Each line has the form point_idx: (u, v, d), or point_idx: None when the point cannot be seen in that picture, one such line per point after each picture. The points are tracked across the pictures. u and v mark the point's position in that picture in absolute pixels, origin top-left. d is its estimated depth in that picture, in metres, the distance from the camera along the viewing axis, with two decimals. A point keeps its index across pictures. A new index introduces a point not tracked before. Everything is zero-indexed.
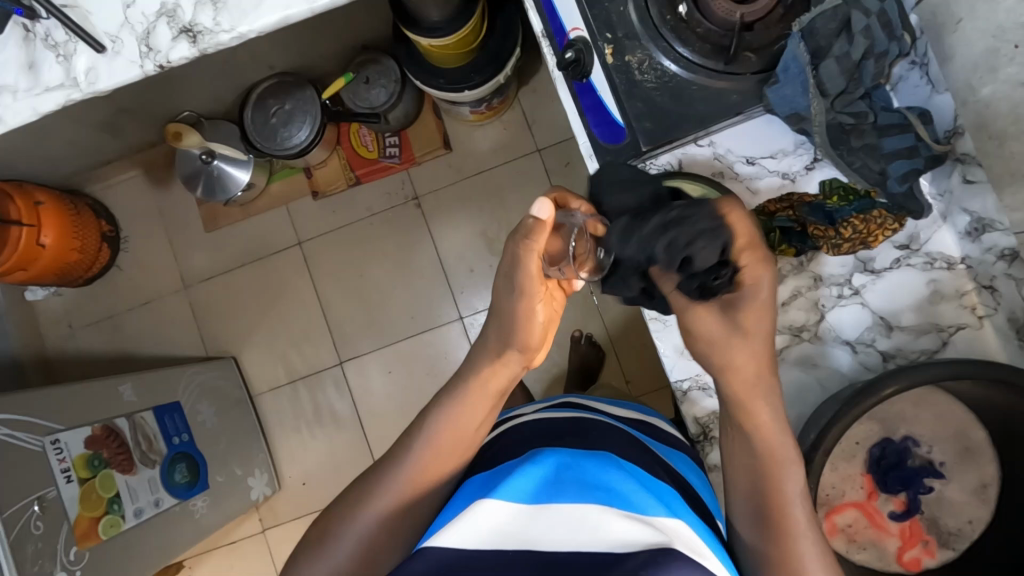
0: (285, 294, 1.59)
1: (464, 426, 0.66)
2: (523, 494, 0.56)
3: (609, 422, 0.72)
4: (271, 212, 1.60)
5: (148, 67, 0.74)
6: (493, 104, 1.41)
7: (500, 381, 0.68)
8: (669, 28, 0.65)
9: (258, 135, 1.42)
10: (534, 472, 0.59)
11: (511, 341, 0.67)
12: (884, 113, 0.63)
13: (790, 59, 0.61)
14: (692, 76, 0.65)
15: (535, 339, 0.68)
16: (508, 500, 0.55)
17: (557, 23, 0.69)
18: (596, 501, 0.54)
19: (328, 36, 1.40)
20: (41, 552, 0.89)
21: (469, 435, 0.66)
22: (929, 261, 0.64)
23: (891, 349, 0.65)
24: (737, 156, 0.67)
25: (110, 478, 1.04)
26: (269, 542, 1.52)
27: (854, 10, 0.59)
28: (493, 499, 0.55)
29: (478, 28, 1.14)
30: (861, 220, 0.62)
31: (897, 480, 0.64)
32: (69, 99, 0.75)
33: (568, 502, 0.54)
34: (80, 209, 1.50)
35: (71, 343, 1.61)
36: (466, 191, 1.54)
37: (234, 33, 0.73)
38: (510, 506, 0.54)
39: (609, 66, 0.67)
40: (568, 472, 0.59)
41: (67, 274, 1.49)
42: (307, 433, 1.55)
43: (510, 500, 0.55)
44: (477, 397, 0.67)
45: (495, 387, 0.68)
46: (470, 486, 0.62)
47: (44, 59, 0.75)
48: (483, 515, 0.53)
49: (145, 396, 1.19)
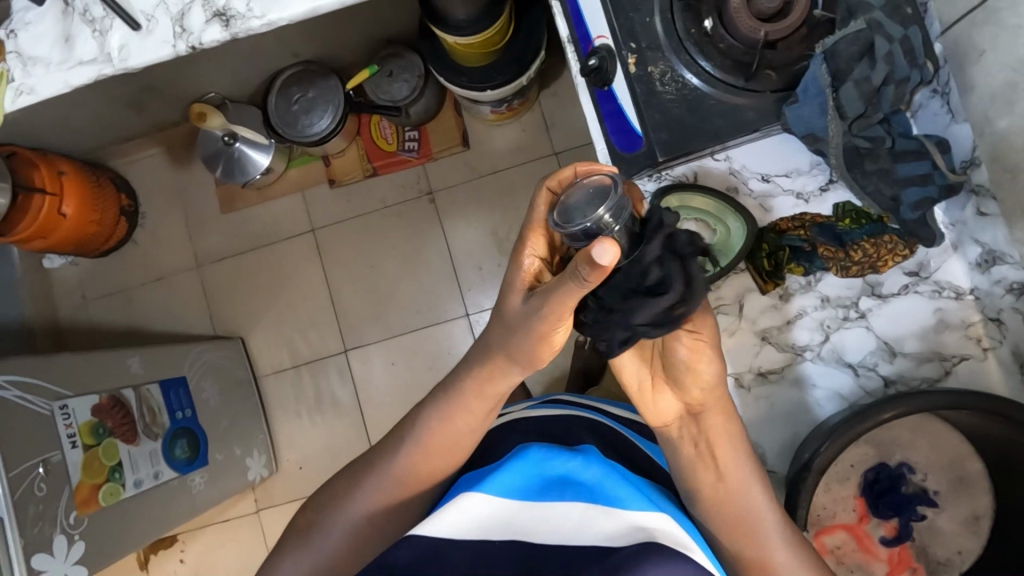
0: (294, 279, 1.61)
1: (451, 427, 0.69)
2: (509, 490, 0.57)
3: (601, 421, 0.72)
4: (286, 198, 1.62)
5: (180, 47, 0.76)
6: (513, 104, 1.43)
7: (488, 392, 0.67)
8: (692, 42, 0.65)
9: (280, 120, 1.44)
10: (517, 466, 0.58)
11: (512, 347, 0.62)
12: (901, 139, 0.63)
13: (810, 80, 0.61)
14: (712, 90, 0.65)
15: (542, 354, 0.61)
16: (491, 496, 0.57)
17: (582, 30, 0.68)
18: (577, 498, 0.56)
19: (354, 28, 1.41)
20: (42, 514, 0.90)
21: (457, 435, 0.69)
22: (936, 289, 0.65)
23: (893, 374, 0.65)
24: (753, 172, 0.67)
25: (113, 446, 1.05)
26: (263, 522, 1.54)
27: (876, 35, 0.59)
28: (479, 494, 0.57)
29: (504, 29, 1.15)
30: (872, 244, 0.64)
31: (889, 506, 0.63)
32: (101, 73, 0.77)
33: (553, 502, 0.56)
34: (102, 182, 1.53)
35: (83, 313, 1.64)
36: (482, 189, 1.55)
37: (265, 19, 0.75)
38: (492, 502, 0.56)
39: (631, 76, 0.66)
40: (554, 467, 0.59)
41: (84, 244, 1.52)
42: (307, 418, 1.57)
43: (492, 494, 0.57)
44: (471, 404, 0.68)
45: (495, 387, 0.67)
46: (463, 481, 0.65)
47: (79, 34, 0.77)
48: (466, 510, 0.56)
49: (151, 369, 1.21)
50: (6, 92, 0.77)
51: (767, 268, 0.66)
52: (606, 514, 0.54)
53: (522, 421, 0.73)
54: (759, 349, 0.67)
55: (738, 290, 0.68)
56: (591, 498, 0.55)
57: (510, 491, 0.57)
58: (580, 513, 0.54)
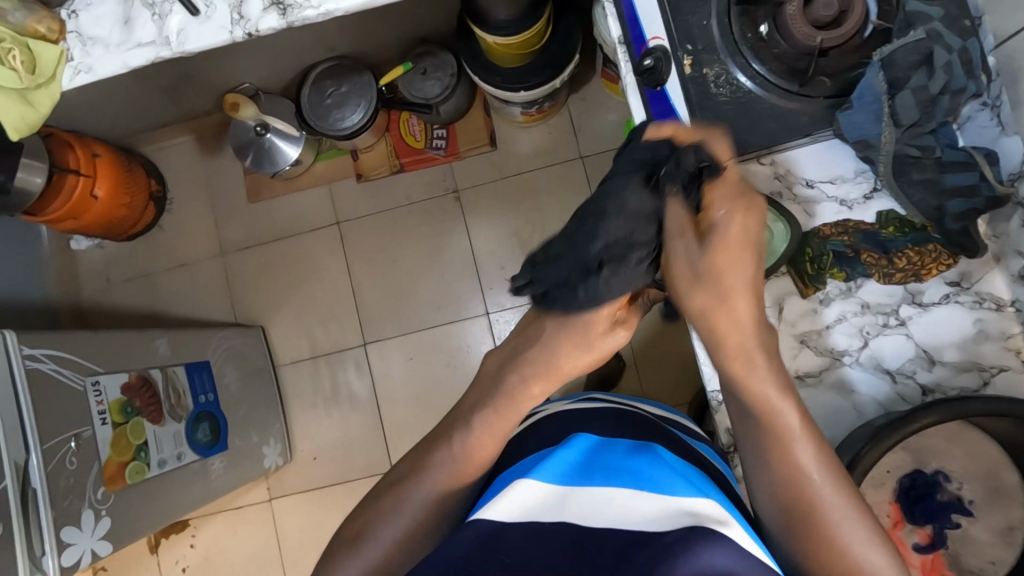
0: (317, 270, 1.63)
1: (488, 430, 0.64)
2: (555, 477, 0.59)
3: (639, 417, 0.74)
4: (313, 190, 1.63)
5: (237, 33, 0.77)
6: (543, 107, 1.44)
7: (533, 388, 0.63)
8: (748, 46, 0.66)
9: (314, 113, 1.46)
10: (562, 458, 0.61)
11: (547, 365, 0.61)
12: (949, 150, 0.64)
13: (866, 87, 0.62)
14: (766, 93, 0.66)
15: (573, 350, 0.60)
16: (542, 482, 0.58)
17: (637, 31, 0.69)
18: (625, 484, 0.56)
19: (390, 25, 1.43)
20: (72, 488, 0.91)
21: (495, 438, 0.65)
22: (977, 300, 0.65)
23: (931, 382, 0.66)
24: (798, 178, 0.68)
25: (141, 426, 1.06)
26: (275, 511, 1.55)
27: (936, 44, 0.60)
28: (528, 481, 0.59)
29: (543, 31, 1.16)
30: (916, 252, 0.65)
31: (924, 512, 0.63)
32: (158, 56, 0.78)
33: (600, 487, 0.57)
34: (133, 166, 1.55)
35: (107, 295, 1.65)
36: (507, 190, 1.57)
37: (322, 10, 0.76)
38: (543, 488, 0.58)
39: (686, 77, 0.67)
40: (599, 458, 0.62)
41: (113, 227, 1.54)
42: (323, 409, 1.58)
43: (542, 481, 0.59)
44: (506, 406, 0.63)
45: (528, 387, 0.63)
46: (504, 474, 0.65)
47: (139, 16, 0.78)
48: (519, 495, 0.57)
49: (178, 351, 1.23)
50: (65, 70, 0.79)
51: (809, 272, 0.67)
52: (651, 498, 0.54)
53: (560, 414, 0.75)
54: (796, 352, 0.68)
55: (778, 294, 0.69)
56: (637, 484, 0.56)
57: (556, 479, 0.59)
58: (627, 496, 0.55)
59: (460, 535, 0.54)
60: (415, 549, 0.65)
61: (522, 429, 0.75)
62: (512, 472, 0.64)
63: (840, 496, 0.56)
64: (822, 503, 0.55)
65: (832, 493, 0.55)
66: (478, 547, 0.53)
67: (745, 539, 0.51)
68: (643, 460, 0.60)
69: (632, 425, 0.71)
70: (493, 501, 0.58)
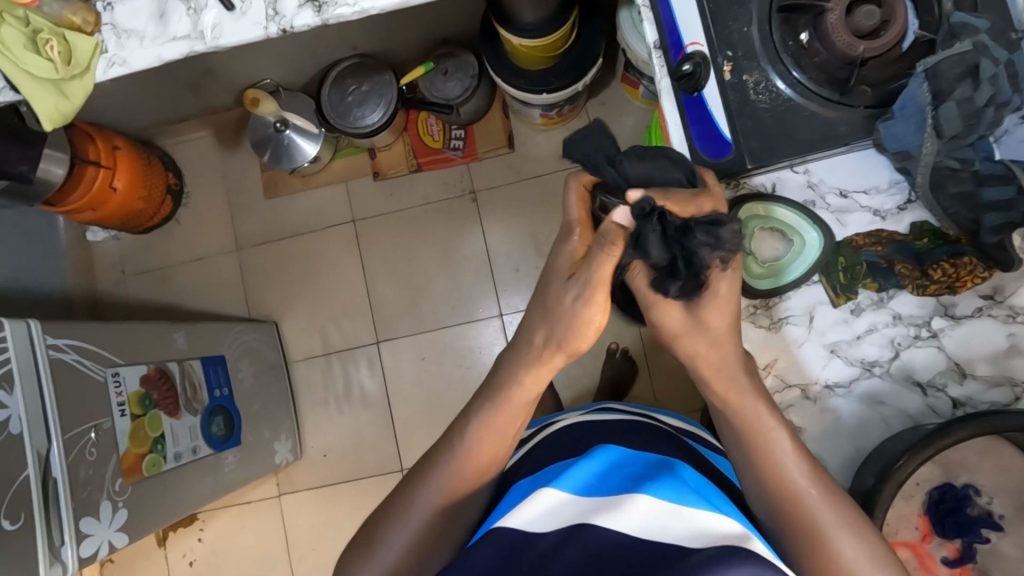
0: (332, 268, 1.63)
1: (494, 439, 0.66)
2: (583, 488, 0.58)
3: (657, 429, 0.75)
4: (330, 187, 1.64)
5: (271, 29, 0.78)
6: (563, 110, 1.44)
7: (528, 382, 0.66)
8: (789, 53, 0.66)
9: (334, 111, 1.47)
10: (586, 467, 0.61)
11: (558, 345, 0.63)
12: (987, 163, 0.63)
13: (909, 98, 0.62)
14: (805, 101, 0.66)
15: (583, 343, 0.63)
16: (565, 491, 0.57)
17: (674, 37, 0.69)
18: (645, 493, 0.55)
19: (413, 25, 1.43)
20: (92, 479, 0.92)
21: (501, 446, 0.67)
22: (1011, 315, 0.65)
23: (962, 396, 0.65)
24: (831, 188, 0.68)
25: (158, 419, 1.06)
26: (283, 507, 1.55)
27: (982, 56, 0.59)
28: (552, 490, 0.58)
29: (568, 34, 1.16)
30: (950, 264, 0.65)
31: (954, 526, 0.63)
32: (192, 50, 0.79)
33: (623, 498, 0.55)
34: (152, 160, 1.56)
35: (121, 287, 1.66)
36: (523, 192, 1.57)
37: (357, 7, 0.76)
38: (566, 497, 0.57)
39: (725, 83, 0.67)
40: (623, 471, 0.61)
41: (130, 219, 1.54)
42: (334, 407, 1.58)
43: (566, 490, 0.58)
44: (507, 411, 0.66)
45: (531, 391, 0.66)
46: (522, 487, 0.65)
47: (175, 11, 0.79)
48: (543, 503, 0.56)
49: (194, 345, 1.23)
50: (98, 62, 0.79)
51: (842, 282, 0.67)
52: (674, 513, 0.53)
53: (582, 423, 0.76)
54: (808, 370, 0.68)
55: (809, 302, 0.68)
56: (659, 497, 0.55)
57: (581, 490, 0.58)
58: (645, 505, 0.54)
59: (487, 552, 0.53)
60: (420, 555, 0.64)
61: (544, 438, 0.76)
62: (532, 484, 0.64)
63: (829, 512, 0.57)
64: (808, 509, 0.58)
65: (821, 500, 0.58)
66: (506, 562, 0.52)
67: (768, 553, 0.50)
68: (659, 475, 0.59)
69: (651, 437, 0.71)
70: (515, 515, 0.57)
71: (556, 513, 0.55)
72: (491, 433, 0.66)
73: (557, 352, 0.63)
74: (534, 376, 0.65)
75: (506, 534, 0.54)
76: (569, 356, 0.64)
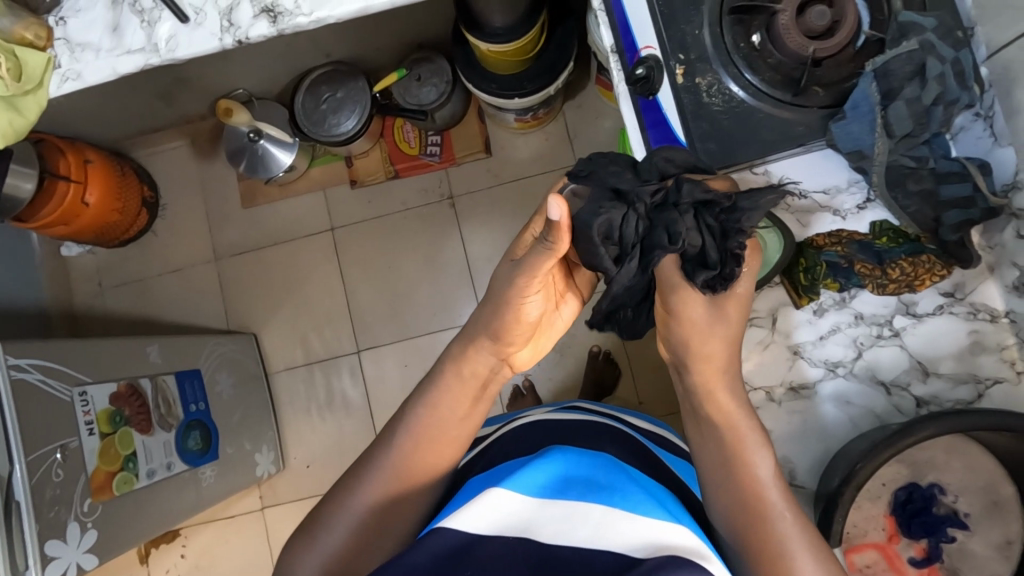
0: (312, 278, 1.61)
1: (442, 421, 0.68)
2: (536, 488, 0.57)
3: (620, 430, 0.75)
4: (308, 196, 1.62)
5: (227, 40, 0.77)
6: (539, 114, 1.44)
7: (468, 372, 0.69)
8: (741, 55, 0.65)
9: (308, 119, 1.45)
10: (551, 465, 0.59)
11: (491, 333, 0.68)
12: (943, 161, 0.63)
13: (861, 96, 0.61)
14: (758, 103, 0.65)
15: (512, 330, 0.68)
16: (519, 493, 0.57)
17: (629, 40, 0.69)
18: (598, 500, 0.56)
19: (385, 32, 1.43)
20: (59, 499, 0.90)
21: (450, 430, 0.68)
22: (971, 312, 0.65)
23: (926, 394, 0.65)
24: (790, 187, 0.67)
25: (129, 436, 1.04)
26: (267, 519, 1.54)
27: (929, 56, 0.60)
28: (502, 488, 0.57)
29: (537, 38, 1.15)
30: (910, 262, 0.64)
31: (921, 526, 0.62)
32: (147, 63, 0.78)
33: (571, 501, 0.56)
34: (126, 172, 1.54)
35: (99, 301, 1.64)
36: (502, 196, 1.56)
37: (313, 17, 0.76)
38: (519, 500, 0.56)
39: (677, 87, 0.66)
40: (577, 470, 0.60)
41: (105, 233, 1.53)
42: (317, 416, 1.57)
43: (520, 492, 0.57)
44: (456, 384, 0.69)
45: (474, 371, 0.69)
46: (473, 484, 0.65)
47: (128, 23, 0.77)
48: (494, 505, 0.56)
49: (169, 359, 1.21)
50: (52, 77, 0.78)
51: (803, 283, 0.67)
52: (624, 520, 0.54)
53: (543, 423, 0.76)
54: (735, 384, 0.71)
55: (772, 305, 0.68)
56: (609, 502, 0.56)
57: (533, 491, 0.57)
58: (598, 513, 0.55)
59: (424, 545, 0.54)
60: (368, 543, 0.64)
61: (503, 434, 0.77)
62: (484, 481, 0.64)
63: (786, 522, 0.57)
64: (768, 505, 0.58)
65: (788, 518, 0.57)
66: (444, 560, 0.53)
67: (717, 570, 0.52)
68: (615, 479, 0.60)
69: (610, 438, 0.72)
70: (464, 508, 0.57)
71: (508, 518, 0.55)
72: (449, 415, 0.68)
73: (487, 353, 0.69)
74: (474, 363, 0.69)
75: (453, 535, 0.54)
76: (497, 344, 0.69)
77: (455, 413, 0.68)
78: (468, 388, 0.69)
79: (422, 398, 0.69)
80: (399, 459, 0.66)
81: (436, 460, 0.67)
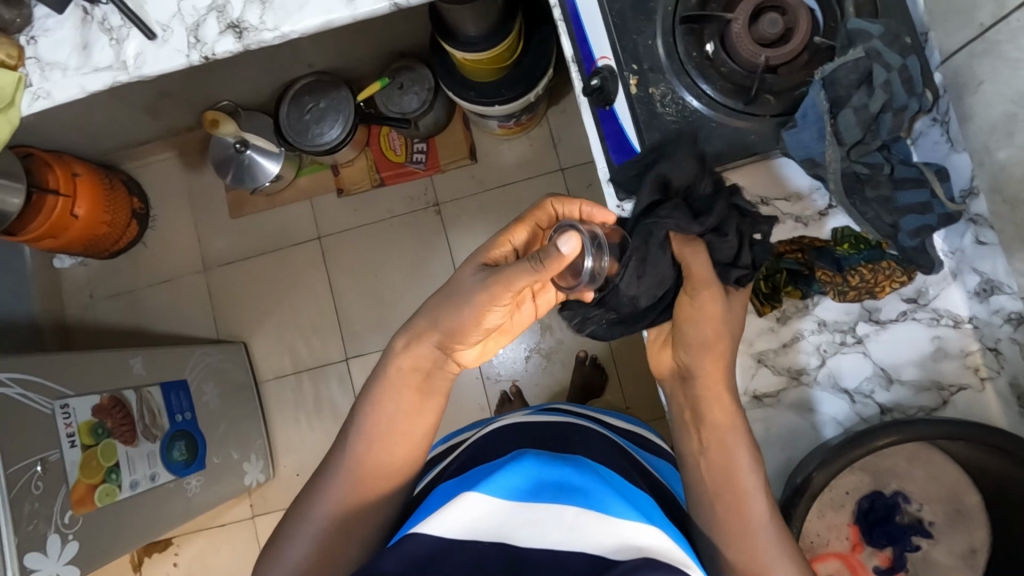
0: (300, 286, 1.62)
1: (389, 419, 0.66)
2: (510, 492, 0.54)
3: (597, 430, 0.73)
4: (296, 205, 1.63)
5: (193, 57, 0.78)
6: (521, 121, 1.44)
7: (406, 365, 0.67)
8: (694, 65, 0.65)
9: (292, 130, 1.45)
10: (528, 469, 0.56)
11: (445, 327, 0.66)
12: (901, 167, 0.63)
13: (809, 106, 0.60)
14: (713, 113, 0.65)
15: (460, 325, 0.65)
16: (492, 498, 0.54)
17: (587, 50, 0.70)
18: (574, 503, 0.53)
19: (367, 42, 1.44)
20: (37, 512, 0.91)
21: (399, 426, 0.66)
22: (935, 317, 0.64)
23: (890, 402, 0.65)
24: (752, 195, 0.68)
25: (111, 447, 1.05)
26: (257, 527, 1.54)
27: (875, 63, 0.59)
28: (476, 494, 0.54)
29: (513, 46, 1.16)
30: (869, 269, 0.64)
31: (883, 535, 0.62)
32: (116, 81, 0.78)
33: (547, 505, 0.53)
34: (115, 184, 1.55)
35: (90, 312, 1.66)
36: (487, 203, 1.56)
37: (277, 32, 0.76)
38: (494, 504, 0.53)
39: (632, 96, 0.67)
40: (554, 475, 0.56)
41: (95, 245, 1.54)
42: (306, 424, 1.57)
43: (494, 497, 0.54)
44: (398, 385, 0.66)
45: (416, 368, 0.67)
46: (444, 490, 0.62)
47: (96, 41, 0.78)
48: (466, 511, 0.53)
49: (154, 371, 1.23)
50: (22, 95, 0.79)
51: (764, 290, 0.67)
52: (601, 519, 0.51)
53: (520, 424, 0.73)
54: None
55: None
56: (583, 504, 0.53)
57: (507, 494, 0.54)
58: (572, 517, 0.52)
59: (397, 550, 0.51)
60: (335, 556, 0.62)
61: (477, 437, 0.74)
62: (456, 488, 0.60)
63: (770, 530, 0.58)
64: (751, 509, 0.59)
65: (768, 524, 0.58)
66: (416, 567, 0.50)
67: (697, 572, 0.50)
68: (590, 479, 0.56)
69: (585, 440, 0.69)
70: (433, 517, 0.54)
71: (481, 524, 0.52)
72: (394, 411, 0.66)
73: (433, 342, 0.67)
74: (413, 354, 0.67)
75: (425, 542, 0.51)
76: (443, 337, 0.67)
77: (400, 410, 0.66)
78: (415, 388, 0.67)
79: (368, 396, 0.67)
80: (352, 463, 0.64)
81: (391, 460, 0.65)
